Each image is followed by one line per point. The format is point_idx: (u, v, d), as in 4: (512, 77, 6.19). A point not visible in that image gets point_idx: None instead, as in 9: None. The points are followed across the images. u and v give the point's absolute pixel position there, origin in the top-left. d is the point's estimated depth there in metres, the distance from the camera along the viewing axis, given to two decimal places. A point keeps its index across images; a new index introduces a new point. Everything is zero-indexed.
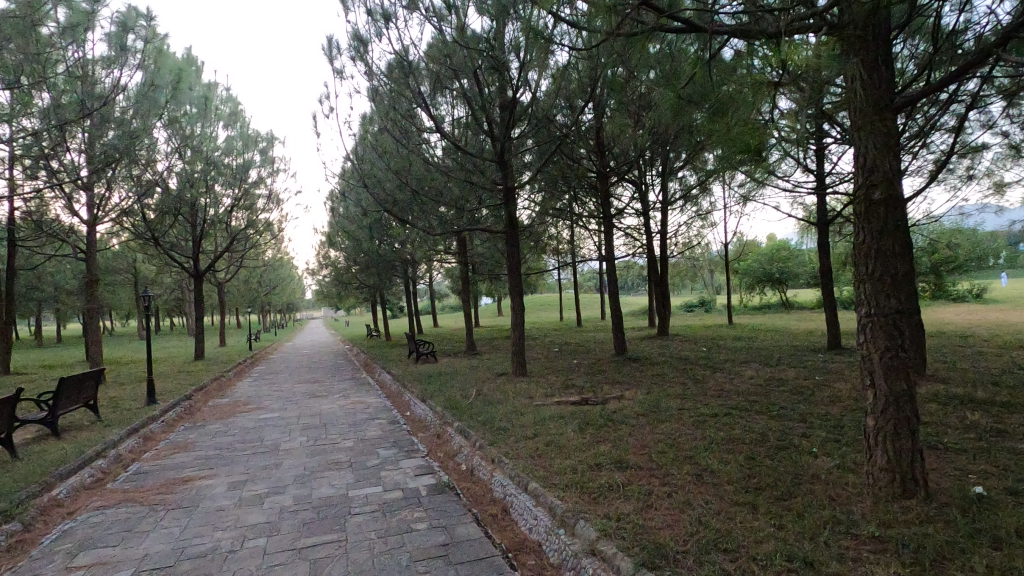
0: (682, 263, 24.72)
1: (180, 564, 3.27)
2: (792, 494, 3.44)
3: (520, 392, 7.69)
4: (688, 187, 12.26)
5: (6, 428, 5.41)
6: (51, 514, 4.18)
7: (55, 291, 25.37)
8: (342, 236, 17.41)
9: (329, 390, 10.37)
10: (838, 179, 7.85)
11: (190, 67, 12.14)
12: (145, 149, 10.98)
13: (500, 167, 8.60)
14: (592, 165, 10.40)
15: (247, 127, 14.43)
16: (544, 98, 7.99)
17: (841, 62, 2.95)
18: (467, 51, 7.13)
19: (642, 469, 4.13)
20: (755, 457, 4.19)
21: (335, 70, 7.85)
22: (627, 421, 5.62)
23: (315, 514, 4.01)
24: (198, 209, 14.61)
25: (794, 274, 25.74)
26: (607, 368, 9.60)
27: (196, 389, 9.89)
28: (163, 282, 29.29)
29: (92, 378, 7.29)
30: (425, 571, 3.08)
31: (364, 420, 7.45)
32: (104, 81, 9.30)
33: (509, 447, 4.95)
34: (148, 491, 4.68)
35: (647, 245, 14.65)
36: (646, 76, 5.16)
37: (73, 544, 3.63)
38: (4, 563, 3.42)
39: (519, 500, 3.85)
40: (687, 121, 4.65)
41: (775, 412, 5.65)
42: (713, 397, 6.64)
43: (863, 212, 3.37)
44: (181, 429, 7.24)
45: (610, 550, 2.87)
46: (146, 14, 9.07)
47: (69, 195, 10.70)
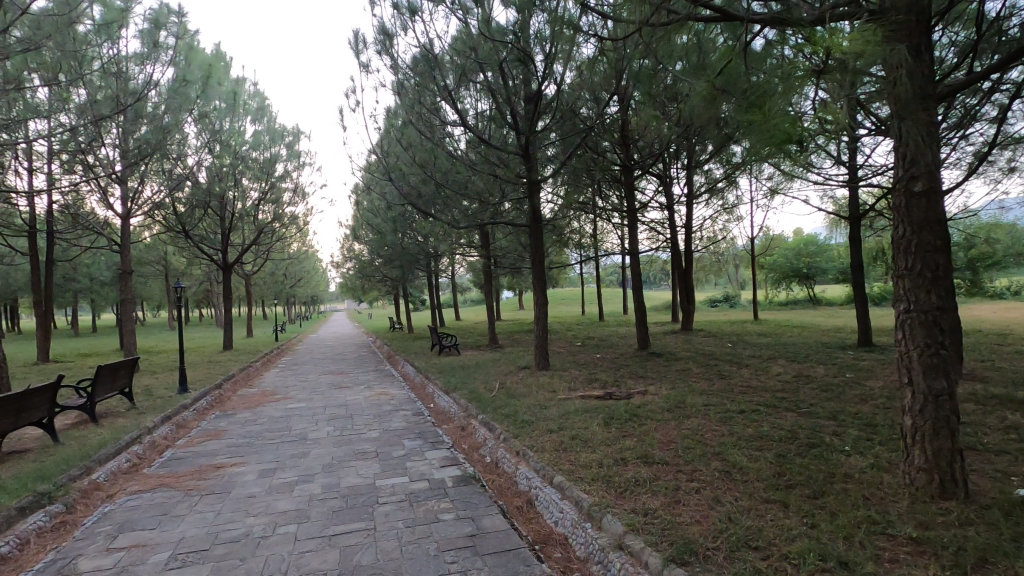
0: (706, 258, 24.41)
1: (215, 548, 3.35)
2: (824, 492, 3.39)
3: (543, 385, 7.68)
4: (714, 180, 12.04)
5: (48, 413, 5.60)
6: (91, 496, 4.34)
7: (90, 282, 26.28)
8: (366, 229, 17.59)
9: (354, 381, 10.52)
10: (872, 171, 7.63)
11: (220, 62, 12.33)
12: (176, 144, 11.25)
13: (525, 160, 8.56)
14: (617, 159, 10.31)
15: (274, 122, 14.64)
16: (569, 90, 7.93)
17: (887, 50, 2.84)
18: (493, 43, 7.08)
19: (668, 464, 4.09)
20: (785, 455, 4.12)
21: (361, 65, 7.87)
22: (652, 416, 5.57)
23: (343, 503, 4.07)
24: (227, 203, 14.90)
25: (822, 270, 25.20)
26: (630, 363, 9.51)
27: (226, 379, 10.11)
28: (193, 273, 30.05)
29: (127, 367, 7.50)
30: (453, 561, 3.10)
31: (389, 412, 7.53)
32: (137, 77, 9.51)
33: (534, 440, 4.96)
34: (183, 477, 4.82)
35: (671, 239, 14.48)
36: (674, 68, 5.08)
37: (113, 526, 3.76)
38: (50, 542, 3.57)
39: (545, 493, 3.86)
40: (718, 115, 4.56)
41: (807, 409, 5.54)
42: (740, 393, 6.54)
43: (903, 205, 3.27)
44: (211, 418, 7.42)
45: (638, 545, 2.85)
46: (177, 11, 9.24)
47: (104, 189, 11.03)
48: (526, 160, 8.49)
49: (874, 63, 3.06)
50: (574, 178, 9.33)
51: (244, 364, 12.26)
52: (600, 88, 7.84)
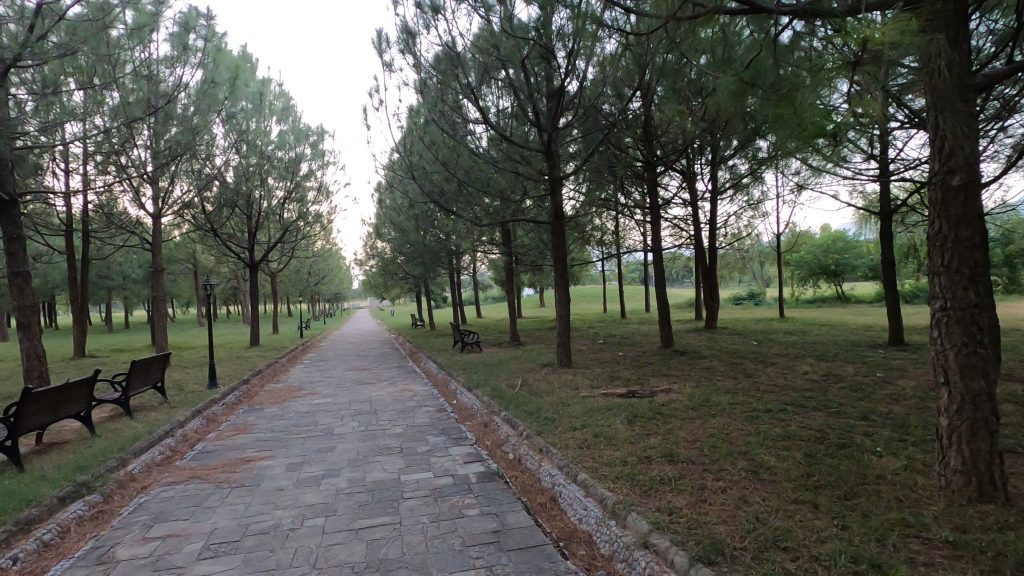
0: (731, 254, 24.03)
1: (246, 540, 3.43)
2: (855, 494, 3.32)
3: (566, 382, 7.67)
4: (739, 175, 11.84)
5: (86, 406, 5.79)
6: (128, 487, 4.48)
7: (123, 279, 27.06)
8: (388, 227, 17.76)
9: (377, 378, 10.63)
10: (905, 165, 7.42)
11: (246, 63, 12.56)
12: (205, 145, 11.50)
13: (547, 158, 8.53)
14: (639, 155, 10.21)
15: (299, 122, 14.86)
16: (591, 86, 7.88)
17: (925, 40, 2.76)
18: (515, 41, 7.06)
19: (694, 463, 4.05)
20: (814, 455, 4.04)
21: (384, 64, 7.94)
22: (676, 415, 5.51)
23: (369, 497, 4.13)
24: (254, 202, 15.18)
25: (851, 266, 24.58)
26: (653, 361, 9.44)
27: (253, 374, 10.33)
28: (220, 271, 30.71)
29: (159, 361, 7.70)
30: (477, 556, 3.12)
31: (413, 408, 7.60)
32: (167, 80, 9.73)
33: (556, 437, 4.95)
34: (214, 469, 4.94)
35: (695, 236, 14.30)
36: (699, 62, 5.01)
37: (148, 517, 3.87)
38: (90, 531, 3.69)
39: (568, 491, 3.86)
40: (745, 109, 4.48)
41: (835, 409, 5.43)
42: (766, 392, 6.45)
43: (939, 200, 3.18)
44: (240, 412, 7.58)
45: (664, 544, 2.83)
46: (206, 14, 9.42)
47: (136, 189, 11.34)
48: (548, 157, 8.46)
49: (909, 54, 2.98)
50: (596, 175, 9.28)
51: (271, 360, 12.50)
52: (622, 83, 7.77)
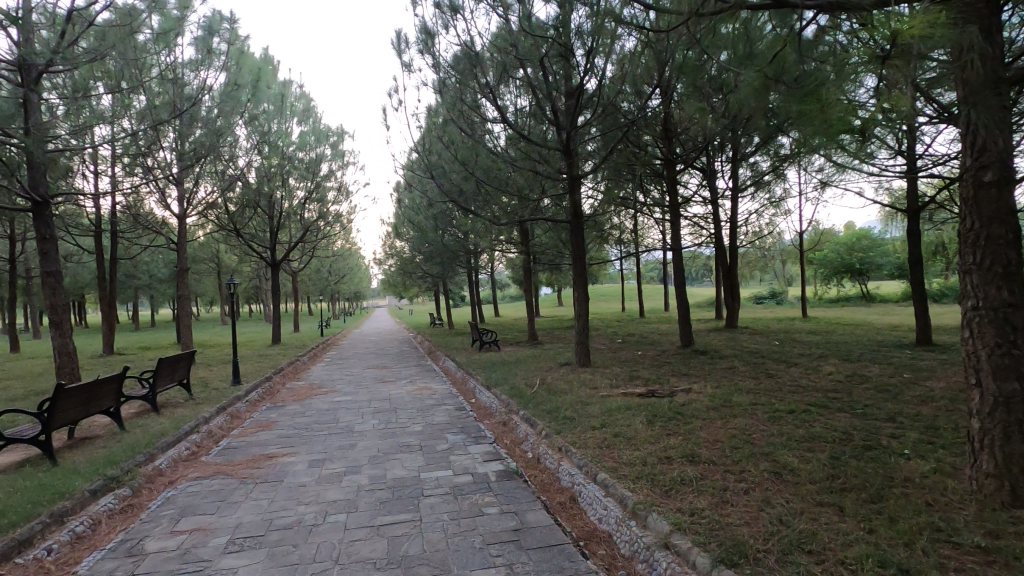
0: (752, 253, 23.71)
1: (270, 534, 3.49)
2: (882, 497, 3.25)
3: (585, 382, 7.65)
4: (760, 172, 11.66)
5: (115, 402, 5.94)
6: (155, 481, 4.59)
7: (149, 278, 27.69)
8: (407, 226, 17.89)
9: (396, 376, 10.72)
10: (934, 161, 7.23)
11: (268, 66, 12.76)
12: (228, 147, 11.71)
13: (566, 156, 8.51)
14: (658, 152, 10.13)
15: (320, 123, 15.05)
16: (610, 84, 7.84)
17: (956, 32, 2.69)
18: (533, 40, 7.06)
19: (716, 464, 4.00)
20: (840, 457, 3.97)
21: (404, 65, 8.00)
22: (696, 415, 5.46)
23: (389, 494, 4.17)
24: (276, 202, 15.42)
25: (876, 265, 24.06)
26: (672, 360, 9.38)
27: (275, 372, 10.50)
28: (244, 271, 31.28)
29: (185, 359, 7.86)
30: (497, 554, 3.12)
31: (431, 406, 7.64)
32: (192, 83, 9.92)
33: (576, 437, 4.94)
34: (238, 465, 5.04)
35: (715, 234, 14.14)
36: (720, 58, 4.95)
37: (175, 511, 3.96)
38: (120, 523, 3.79)
39: (588, 490, 3.85)
40: (767, 104, 4.42)
41: (861, 410, 5.33)
42: (789, 392, 6.35)
43: (971, 196, 3.10)
44: (263, 409, 7.72)
45: (685, 545, 2.81)
46: (229, 17, 9.59)
47: (162, 190, 11.60)
48: (567, 156, 8.44)
49: (939, 48, 2.91)
50: (614, 173, 9.22)
51: (292, 358, 12.66)
52: (641, 81, 7.71)
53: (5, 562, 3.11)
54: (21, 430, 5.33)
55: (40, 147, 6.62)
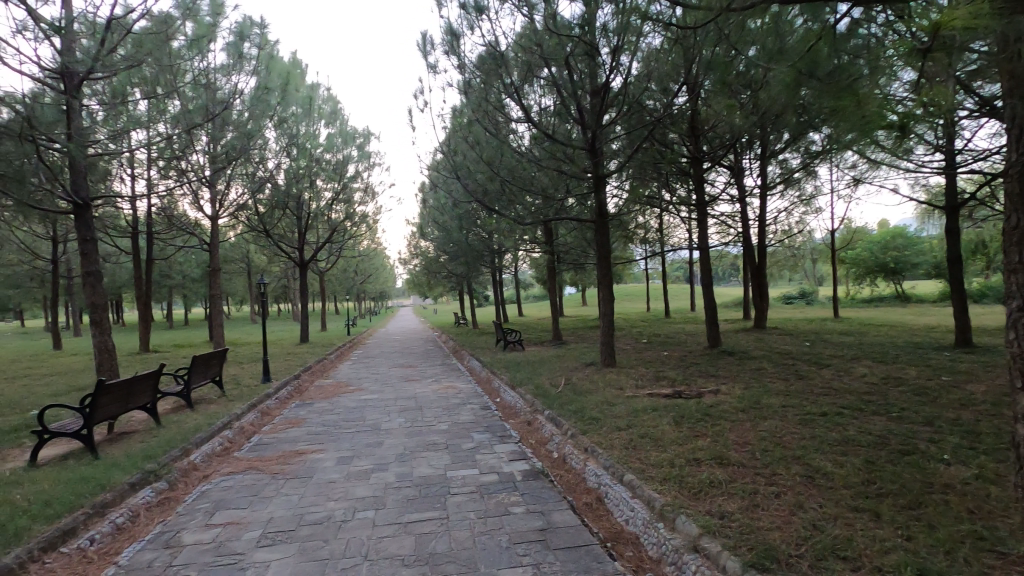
0: (781, 251, 23.24)
1: (300, 529, 3.56)
2: (921, 503, 3.15)
3: (610, 382, 7.59)
4: (790, 170, 11.40)
5: (152, 398, 6.12)
6: (190, 475, 4.72)
7: (183, 278, 28.46)
8: (431, 227, 18.03)
9: (422, 375, 10.82)
10: (974, 156, 6.97)
11: (296, 69, 13.00)
12: (259, 149, 11.96)
13: (591, 155, 8.45)
14: (684, 150, 10.00)
15: (346, 125, 15.28)
16: (636, 82, 7.76)
17: (1002, 23, 2.58)
18: (558, 39, 7.02)
19: (746, 467, 3.94)
20: (876, 462, 3.86)
21: (429, 66, 8.06)
22: (725, 416, 5.38)
23: (416, 491, 4.21)
24: (304, 203, 15.70)
25: (912, 263, 23.30)
26: (699, 361, 9.24)
27: (304, 370, 10.70)
28: (273, 270, 31.94)
29: (217, 356, 8.06)
30: (524, 554, 3.13)
31: (457, 405, 7.70)
32: (224, 87, 10.15)
33: (602, 437, 4.92)
34: (269, 461, 5.15)
35: (743, 233, 13.88)
36: (749, 53, 4.88)
37: (209, 505, 4.06)
38: (157, 516, 3.91)
39: (614, 491, 3.83)
40: (799, 100, 4.32)
41: (896, 414, 5.18)
42: (820, 394, 6.21)
43: (1017, 193, 2.98)
44: (292, 406, 7.88)
45: (714, 548, 2.77)
46: (259, 22, 9.80)
47: (196, 192, 11.91)
48: (592, 155, 8.38)
49: (983, 39, 2.80)
50: (640, 172, 9.13)
51: (320, 357, 12.87)
52: (668, 78, 7.64)
53: (51, 551, 3.23)
54: (65, 423, 5.54)
55: (82, 151, 6.84)
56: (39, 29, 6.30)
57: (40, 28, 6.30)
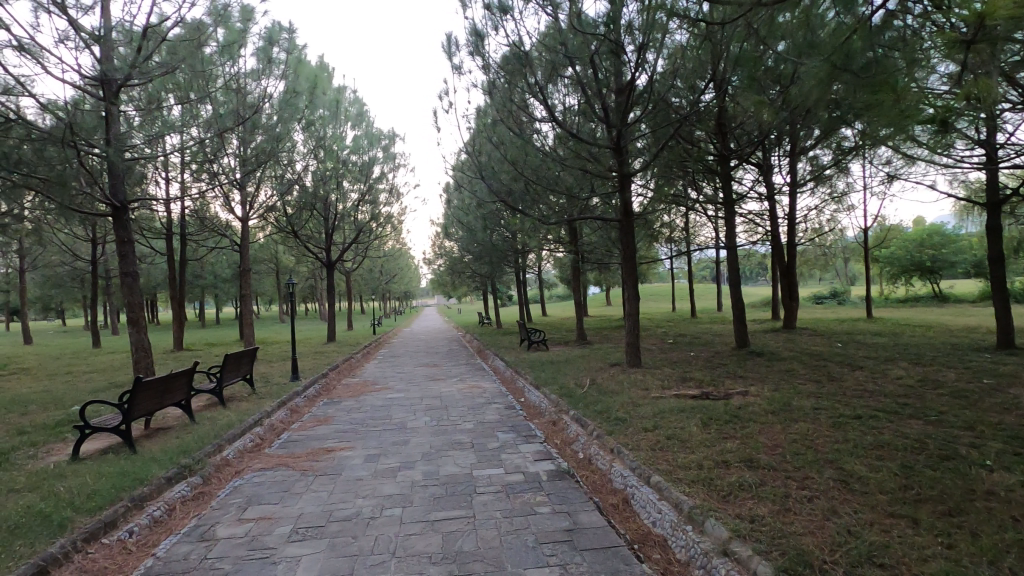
0: (811, 250, 22.70)
1: (330, 525, 3.62)
2: (962, 510, 3.05)
3: (636, 383, 7.53)
4: (821, 166, 11.13)
5: (186, 395, 6.29)
6: (223, 471, 4.84)
7: (214, 278, 29.20)
8: (455, 227, 18.14)
9: (447, 374, 10.90)
10: (1018, 150, 6.70)
11: (323, 72, 13.22)
12: (287, 152, 12.21)
13: (616, 154, 8.37)
14: (711, 148, 9.85)
15: (372, 127, 15.47)
16: (661, 79, 7.67)
17: None
18: (583, 38, 7.00)
19: (776, 470, 3.86)
20: (913, 466, 3.75)
21: (454, 67, 8.10)
22: (754, 418, 5.29)
23: (443, 490, 4.24)
24: (331, 204, 15.94)
25: (949, 262, 22.48)
26: (727, 362, 9.10)
27: (331, 369, 10.86)
28: (301, 271, 32.52)
29: (248, 355, 8.24)
30: (551, 554, 3.12)
31: (482, 404, 7.73)
32: (254, 91, 10.38)
33: (628, 438, 4.88)
34: (298, 458, 5.25)
35: (772, 231, 13.60)
36: (778, 48, 4.78)
37: (242, 500, 4.16)
38: (192, 510, 4.02)
39: (641, 493, 3.79)
40: (832, 95, 4.21)
41: (934, 417, 5.02)
42: (853, 397, 6.05)
43: None
44: (320, 404, 8.01)
45: (745, 552, 2.72)
46: (288, 27, 9.98)
47: (227, 194, 12.21)
48: (617, 154, 8.32)
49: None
50: (665, 170, 9.03)
51: (347, 356, 13.05)
52: (694, 75, 7.55)
53: (93, 542, 3.35)
54: (104, 418, 5.73)
55: (120, 155, 7.05)
56: (80, 38, 6.54)
57: (80, 37, 6.54)
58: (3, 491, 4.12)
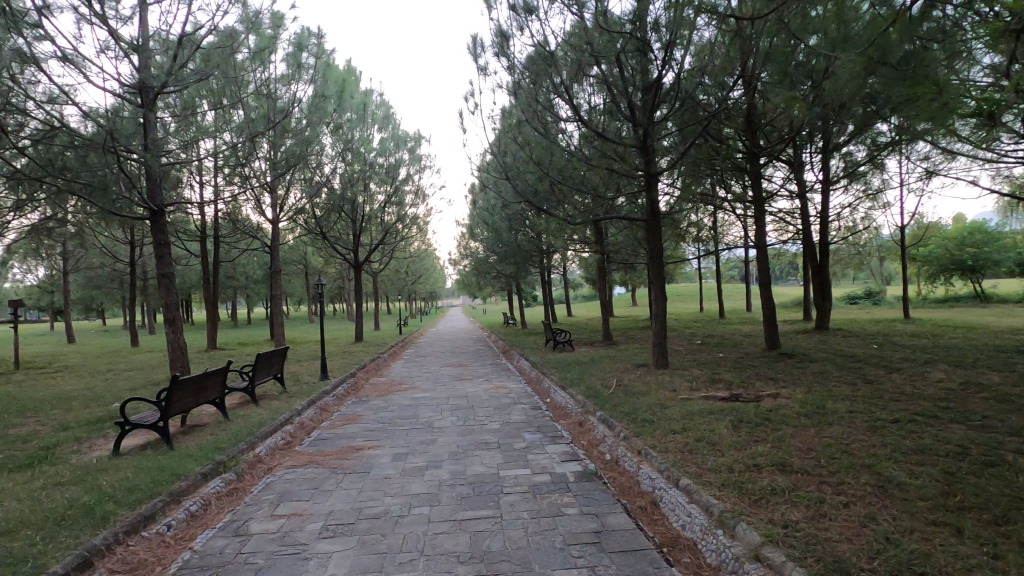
0: (846, 249, 22.06)
1: (359, 522, 3.67)
2: (1010, 519, 2.92)
3: (664, 384, 7.43)
4: (855, 163, 10.82)
5: (220, 393, 6.46)
6: (256, 467, 4.96)
7: (246, 279, 29.93)
8: (481, 227, 18.20)
9: (473, 374, 10.95)
10: None
11: (351, 76, 13.42)
12: (316, 155, 12.45)
13: (642, 152, 8.28)
14: (741, 146, 9.66)
15: (398, 129, 15.64)
16: (689, 76, 7.57)
17: None
18: (608, 36, 6.94)
19: (811, 474, 3.77)
20: (956, 473, 3.62)
21: (479, 68, 8.13)
22: (786, 421, 5.17)
23: (470, 489, 4.26)
24: (358, 206, 16.17)
25: (993, 261, 21.57)
26: (757, 364, 8.91)
27: (359, 368, 11.02)
28: (329, 272, 33.07)
29: (279, 354, 8.41)
30: (579, 556, 3.10)
31: (508, 405, 7.73)
32: (284, 96, 10.58)
33: (656, 440, 4.82)
34: (328, 456, 5.34)
35: (803, 230, 13.28)
36: (811, 41, 4.66)
37: (274, 496, 4.26)
38: (226, 505, 4.12)
39: (670, 495, 3.74)
40: (869, 88, 4.07)
41: (978, 422, 4.83)
42: (890, 400, 5.86)
43: None
44: (349, 403, 8.11)
45: (778, 558, 2.66)
46: (317, 33, 10.16)
47: (258, 197, 12.49)
48: (643, 152, 8.23)
49: None
50: (692, 169, 8.90)
51: (374, 356, 13.21)
52: (722, 72, 7.43)
53: (134, 534, 3.46)
54: (143, 415, 5.93)
55: (156, 161, 7.28)
56: (119, 47, 6.78)
57: (120, 46, 6.77)
58: (49, 484, 4.28)
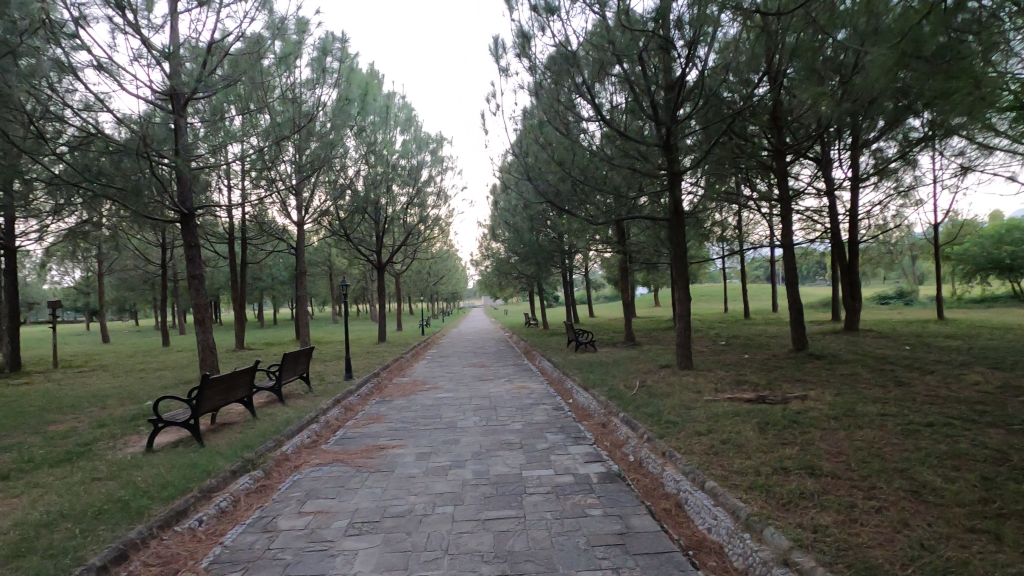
0: (877, 247, 21.47)
1: (384, 521, 3.71)
2: None
3: (689, 385, 7.34)
4: (886, 159, 10.54)
5: (248, 392, 6.59)
6: (283, 465, 5.05)
7: (273, 280, 30.48)
8: (502, 228, 18.23)
9: (495, 374, 10.97)
10: None
11: (373, 79, 13.56)
12: (339, 158, 12.63)
13: (665, 152, 8.20)
14: (766, 143, 9.49)
15: (420, 131, 15.77)
16: (712, 73, 7.47)
17: None
18: (630, 34, 6.89)
19: (841, 478, 3.68)
20: (994, 478, 3.51)
21: (501, 69, 8.15)
22: (815, 424, 5.07)
23: (493, 489, 4.27)
24: (381, 208, 16.35)
25: None
26: (785, 365, 8.74)
27: (382, 368, 11.12)
28: (353, 273, 33.49)
29: (304, 354, 8.55)
30: (603, 557, 3.09)
31: (531, 406, 7.71)
32: (309, 100, 10.74)
33: (681, 442, 4.76)
34: (353, 454, 5.40)
35: (832, 228, 12.99)
36: (838, 35, 4.56)
37: (301, 493, 4.33)
38: (255, 502, 4.21)
39: (696, 498, 3.69)
40: (901, 82, 3.95)
41: (1017, 426, 4.67)
42: (924, 403, 5.69)
43: None
44: (373, 403, 8.20)
45: (808, 563, 2.60)
46: (340, 37, 10.30)
47: (283, 200, 12.72)
48: (666, 151, 8.16)
49: None
50: (716, 167, 8.79)
51: (398, 355, 13.33)
52: (746, 69, 7.32)
53: (167, 529, 3.55)
54: (175, 413, 6.09)
55: (188, 165, 7.47)
56: (153, 55, 6.97)
57: (152, 54, 6.96)
58: (87, 479, 4.43)
